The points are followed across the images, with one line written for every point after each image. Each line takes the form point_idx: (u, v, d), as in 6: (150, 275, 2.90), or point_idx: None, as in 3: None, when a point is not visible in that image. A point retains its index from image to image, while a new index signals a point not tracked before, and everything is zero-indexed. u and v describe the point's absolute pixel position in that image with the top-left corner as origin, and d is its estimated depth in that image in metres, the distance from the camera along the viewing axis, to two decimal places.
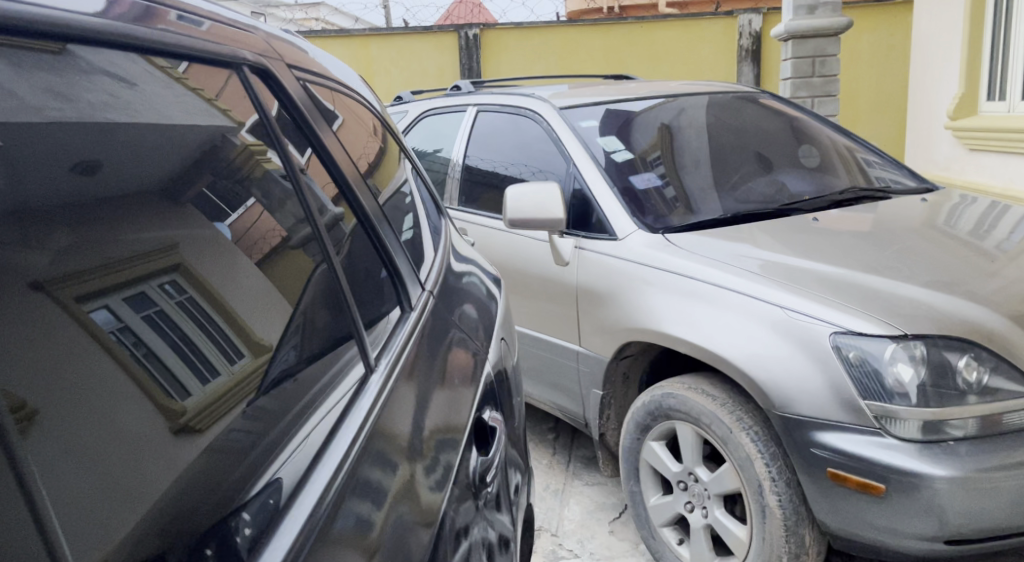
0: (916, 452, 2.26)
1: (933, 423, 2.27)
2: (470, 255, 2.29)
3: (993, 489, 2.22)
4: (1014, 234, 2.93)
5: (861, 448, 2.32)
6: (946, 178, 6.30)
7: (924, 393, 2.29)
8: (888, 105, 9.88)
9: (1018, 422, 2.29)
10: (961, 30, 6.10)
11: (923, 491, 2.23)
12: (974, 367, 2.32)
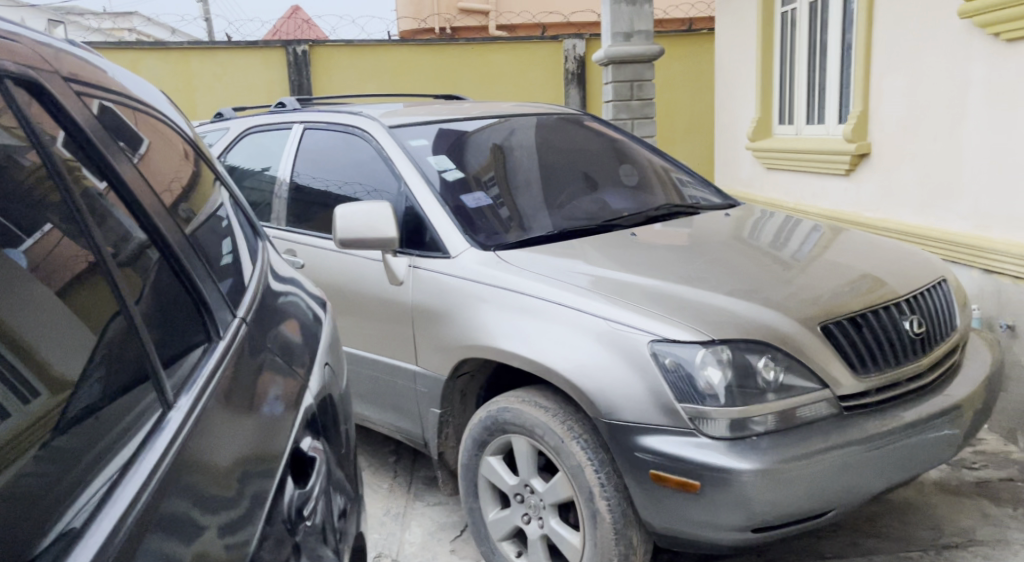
0: (727, 449, 2.43)
1: (739, 421, 2.45)
2: (292, 277, 2.23)
3: (792, 479, 2.41)
4: (806, 245, 3.21)
5: (679, 449, 2.46)
6: (749, 196, 6.78)
7: (731, 393, 2.47)
8: (699, 127, 10.55)
9: (809, 415, 2.50)
10: (754, 59, 6.63)
11: (732, 485, 2.39)
12: (772, 367, 2.52)
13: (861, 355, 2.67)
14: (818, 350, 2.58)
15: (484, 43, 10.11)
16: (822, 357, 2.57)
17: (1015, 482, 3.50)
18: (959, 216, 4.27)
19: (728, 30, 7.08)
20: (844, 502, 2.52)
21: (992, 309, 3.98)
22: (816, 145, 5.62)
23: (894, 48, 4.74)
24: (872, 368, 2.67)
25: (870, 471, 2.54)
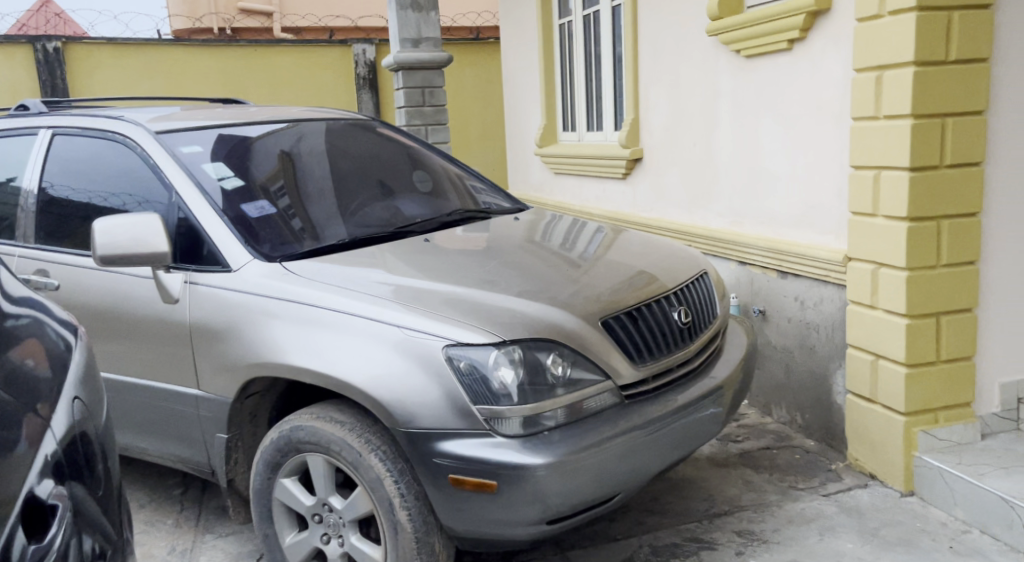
0: (521, 446, 2.50)
1: (531, 417, 2.53)
2: (38, 301, 2.03)
3: (581, 469, 2.54)
4: (592, 246, 3.37)
5: (476, 451, 2.50)
6: (539, 200, 7.04)
7: (523, 391, 2.55)
8: (488, 135, 10.78)
9: (594, 406, 2.63)
10: (537, 67, 6.90)
11: (527, 481, 2.47)
12: (560, 362, 2.62)
13: (636, 345, 2.85)
14: (597, 342, 2.71)
15: (267, 46, 9.74)
16: (603, 349, 2.71)
17: (772, 451, 3.88)
18: (718, 214, 4.67)
19: (513, 39, 7.30)
20: (627, 485, 2.70)
21: (747, 296, 4.38)
22: (597, 150, 5.93)
23: (658, 60, 5.09)
24: (647, 357, 2.85)
25: (650, 454, 2.73)
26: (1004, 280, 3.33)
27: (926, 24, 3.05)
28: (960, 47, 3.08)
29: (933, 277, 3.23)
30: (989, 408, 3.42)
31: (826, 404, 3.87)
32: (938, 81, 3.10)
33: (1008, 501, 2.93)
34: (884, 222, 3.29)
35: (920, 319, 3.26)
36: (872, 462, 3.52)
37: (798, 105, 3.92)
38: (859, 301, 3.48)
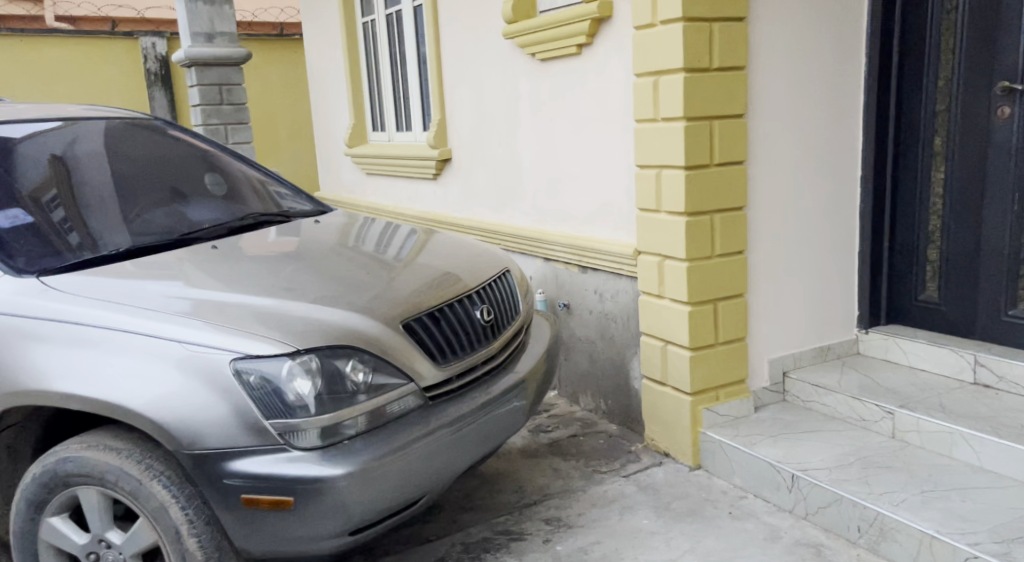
0: (320, 458, 2.47)
1: (330, 428, 2.50)
2: None
3: (383, 475, 2.54)
4: (405, 247, 3.35)
5: (271, 468, 2.44)
6: (351, 201, 6.95)
7: (322, 401, 2.52)
8: (295, 134, 10.48)
9: (397, 410, 2.64)
10: (342, 66, 6.79)
11: (327, 493, 2.45)
12: (360, 369, 2.61)
13: (439, 346, 2.87)
14: (397, 345, 2.70)
15: (37, 36, 8.91)
16: (403, 351, 2.71)
17: (579, 438, 4.04)
18: (522, 212, 4.81)
19: (317, 36, 7.14)
20: (433, 485, 2.73)
21: (552, 291, 4.54)
22: (405, 150, 5.92)
23: (459, 62, 5.17)
24: (450, 357, 2.89)
25: (454, 453, 2.77)
26: (769, 267, 3.67)
27: (692, 34, 3.29)
28: (722, 56, 3.35)
29: (709, 267, 3.49)
30: (760, 382, 3.75)
31: (625, 391, 4.09)
32: (705, 87, 3.35)
33: (775, 466, 3.23)
34: (666, 218, 3.52)
35: (700, 306, 3.51)
36: (665, 441, 3.77)
37: (588, 108, 4.11)
38: (648, 291, 3.71)
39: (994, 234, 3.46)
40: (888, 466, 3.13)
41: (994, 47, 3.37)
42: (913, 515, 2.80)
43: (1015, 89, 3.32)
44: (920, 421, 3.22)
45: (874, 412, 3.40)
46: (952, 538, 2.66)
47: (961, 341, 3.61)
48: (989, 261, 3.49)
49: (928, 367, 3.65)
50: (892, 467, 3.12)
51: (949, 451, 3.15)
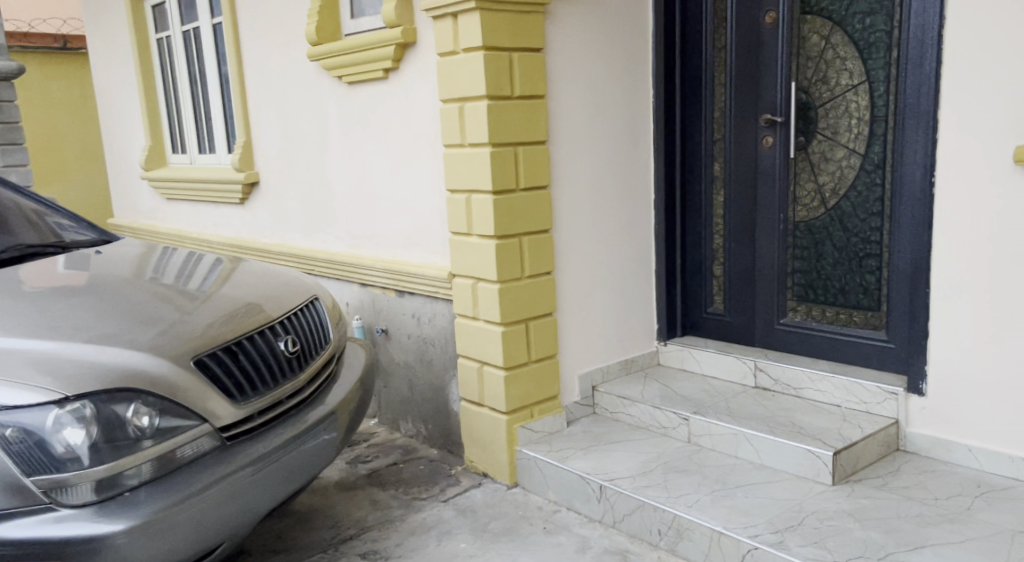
0: (93, 514, 2.34)
1: (106, 479, 2.37)
2: None
3: (172, 525, 2.43)
4: (208, 278, 3.20)
5: (37, 530, 2.29)
6: (151, 227, 6.55)
7: (97, 451, 2.37)
8: (85, 157, 9.74)
9: (189, 453, 2.53)
10: (135, 83, 6.41)
11: (103, 552, 2.32)
12: (144, 413, 2.47)
13: (238, 383, 2.75)
14: (188, 385, 2.57)
15: None
16: (195, 392, 2.58)
17: (398, 466, 4.01)
18: (335, 237, 4.72)
19: (105, 52, 6.71)
20: (235, 530, 2.62)
21: (370, 317, 4.49)
22: (208, 174, 5.66)
23: (263, 83, 5.03)
24: (250, 393, 2.78)
25: (257, 494, 2.68)
26: (574, 287, 3.81)
27: (493, 62, 3.38)
28: (522, 85, 3.47)
29: (519, 288, 3.58)
30: (571, 397, 3.89)
31: (445, 414, 4.10)
32: (508, 114, 3.44)
33: (584, 478, 3.35)
34: (478, 241, 3.58)
35: (512, 325, 3.59)
36: (483, 461, 3.81)
37: (397, 132, 4.12)
38: (463, 313, 3.75)
39: (766, 253, 3.83)
40: (684, 469, 3.32)
41: (760, 83, 3.73)
42: (704, 515, 2.98)
43: (777, 121, 3.70)
44: (711, 425, 3.46)
45: (671, 418, 3.61)
46: (737, 532, 2.85)
47: (743, 348, 3.95)
48: (763, 275, 3.87)
49: (717, 374, 3.94)
50: (687, 470, 3.31)
51: (735, 451, 3.39)
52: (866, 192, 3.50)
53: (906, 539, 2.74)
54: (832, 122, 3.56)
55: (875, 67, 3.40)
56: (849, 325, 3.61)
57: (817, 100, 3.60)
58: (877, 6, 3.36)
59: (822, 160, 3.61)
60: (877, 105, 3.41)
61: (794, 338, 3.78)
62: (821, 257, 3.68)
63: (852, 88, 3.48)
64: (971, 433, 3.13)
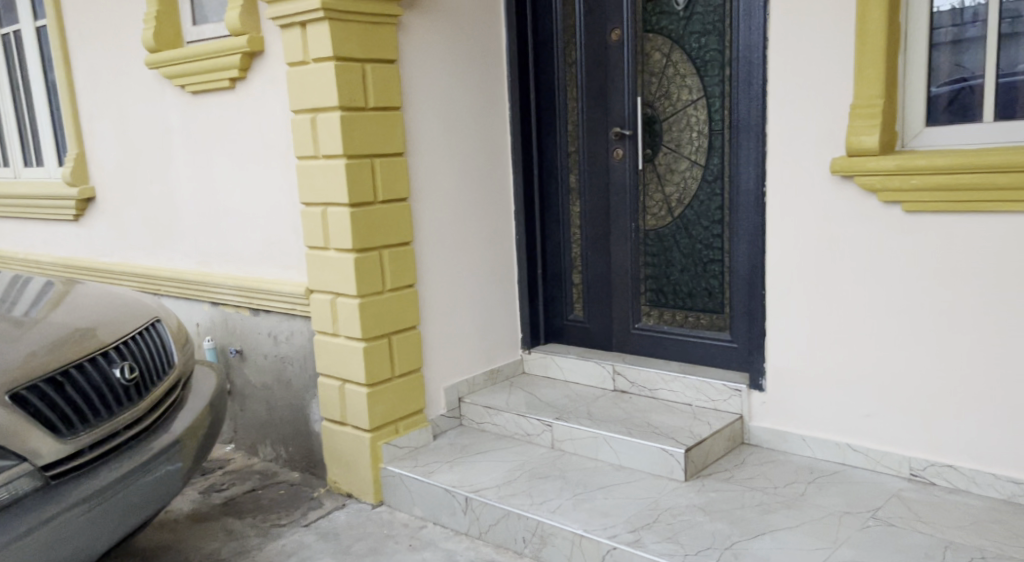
0: None
1: None
2: None
3: None
4: (37, 303, 2.98)
5: None
6: None
7: None
8: None
9: (7, 495, 2.35)
10: None
11: None
12: None
13: (64, 416, 2.58)
14: (5, 423, 2.39)
15: None
16: (14, 430, 2.40)
17: (257, 492, 3.87)
18: (181, 254, 4.52)
19: None
20: None
21: (222, 337, 4.32)
22: (36, 189, 5.29)
23: (97, 93, 4.76)
24: (79, 426, 2.61)
25: (83, 534, 2.54)
26: (436, 300, 3.80)
27: (344, 74, 3.34)
28: (376, 96, 3.43)
29: (380, 302, 3.53)
30: (437, 410, 3.87)
31: (306, 434, 3.99)
32: (362, 126, 3.40)
33: (450, 491, 3.34)
34: (335, 254, 3.51)
35: (374, 340, 3.54)
36: (347, 482, 3.74)
37: (247, 146, 3.99)
38: (322, 330, 3.67)
39: (621, 262, 3.96)
40: (547, 475, 3.37)
41: (608, 98, 3.87)
42: (566, 519, 3.02)
43: (625, 134, 3.84)
44: (573, 430, 3.53)
45: (535, 426, 3.66)
46: (597, 534, 2.91)
47: (602, 354, 4.07)
48: (619, 283, 3.99)
49: (578, 380, 4.03)
50: (550, 476, 3.36)
51: (597, 454, 3.47)
52: (707, 202, 3.67)
53: (751, 527, 2.87)
54: (675, 135, 3.72)
55: (711, 83, 3.58)
56: (698, 327, 3.78)
57: (661, 114, 3.75)
58: (710, 26, 3.54)
59: (668, 171, 3.77)
60: (714, 120, 3.60)
61: (648, 342, 3.92)
62: (670, 264, 3.83)
63: (692, 103, 3.65)
64: (806, 424, 3.34)
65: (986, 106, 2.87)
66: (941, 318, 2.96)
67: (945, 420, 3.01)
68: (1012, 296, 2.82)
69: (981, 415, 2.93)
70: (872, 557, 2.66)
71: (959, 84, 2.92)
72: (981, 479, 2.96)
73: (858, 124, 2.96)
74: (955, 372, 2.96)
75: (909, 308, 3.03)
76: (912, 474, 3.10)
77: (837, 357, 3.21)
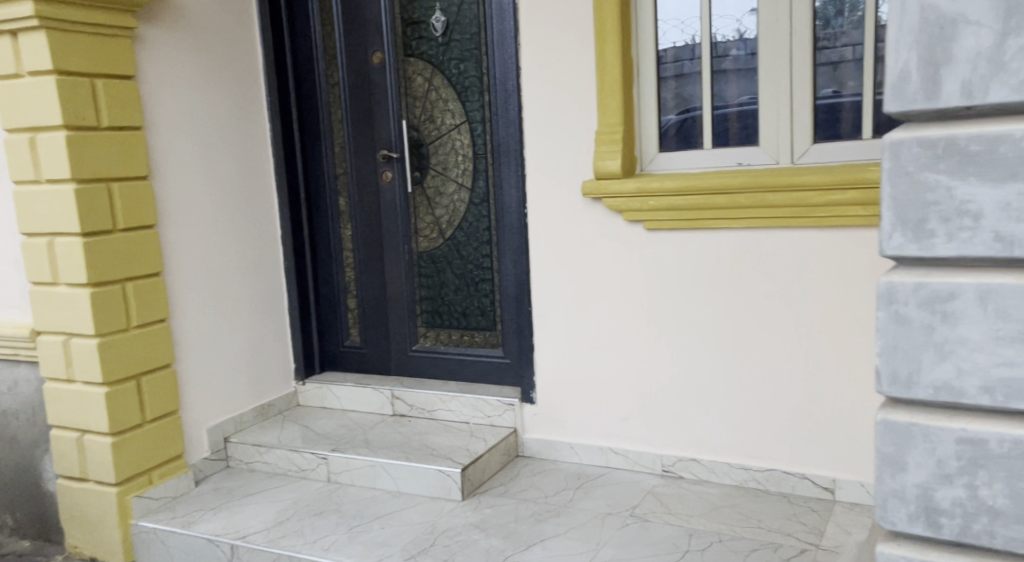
0: None
1: None
2: None
3: None
4: None
5: None
6: None
7: None
8: None
9: None
10: None
11: None
12: None
13: None
14: None
15: None
16: None
17: None
18: None
19: None
20: None
21: None
22: None
23: None
24: None
25: None
26: (196, 334, 3.58)
27: (69, 89, 3.01)
28: (111, 114, 3.16)
29: (124, 340, 3.23)
30: (199, 454, 3.63)
31: (37, 496, 3.57)
32: (89, 147, 3.09)
33: (213, 541, 3.12)
34: (66, 290, 3.18)
35: (120, 384, 3.24)
36: (89, 544, 3.38)
37: None
38: (56, 377, 3.31)
39: (394, 285, 3.95)
40: (321, 511, 3.26)
41: (373, 121, 3.87)
42: (340, 554, 2.93)
43: (393, 157, 3.84)
44: (348, 460, 3.45)
45: (309, 460, 3.55)
46: None
47: (380, 378, 4.03)
48: (394, 306, 3.98)
49: (355, 407, 3.97)
50: (324, 512, 3.26)
51: (373, 483, 3.42)
52: (475, 223, 3.75)
53: (523, 539, 2.94)
54: (442, 158, 3.77)
55: (472, 108, 3.67)
56: (471, 345, 3.85)
57: (426, 137, 3.79)
58: (468, 53, 3.63)
59: (436, 194, 3.82)
60: (477, 144, 3.68)
61: (424, 363, 3.94)
62: (443, 285, 3.87)
63: (455, 127, 3.72)
64: (571, 432, 3.50)
65: (704, 135, 3.17)
66: (681, 324, 3.22)
67: (692, 419, 3.26)
68: (735, 300, 3.11)
69: (721, 411, 3.20)
70: (630, 553, 2.80)
71: (684, 114, 3.21)
72: (718, 469, 3.23)
73: (603, 149, 3.17)
74: (698, 373, 3.22)
75: (655, 316, 3.26)
76: (664, 470, 3.34)
77: (598, 367, 3.40)
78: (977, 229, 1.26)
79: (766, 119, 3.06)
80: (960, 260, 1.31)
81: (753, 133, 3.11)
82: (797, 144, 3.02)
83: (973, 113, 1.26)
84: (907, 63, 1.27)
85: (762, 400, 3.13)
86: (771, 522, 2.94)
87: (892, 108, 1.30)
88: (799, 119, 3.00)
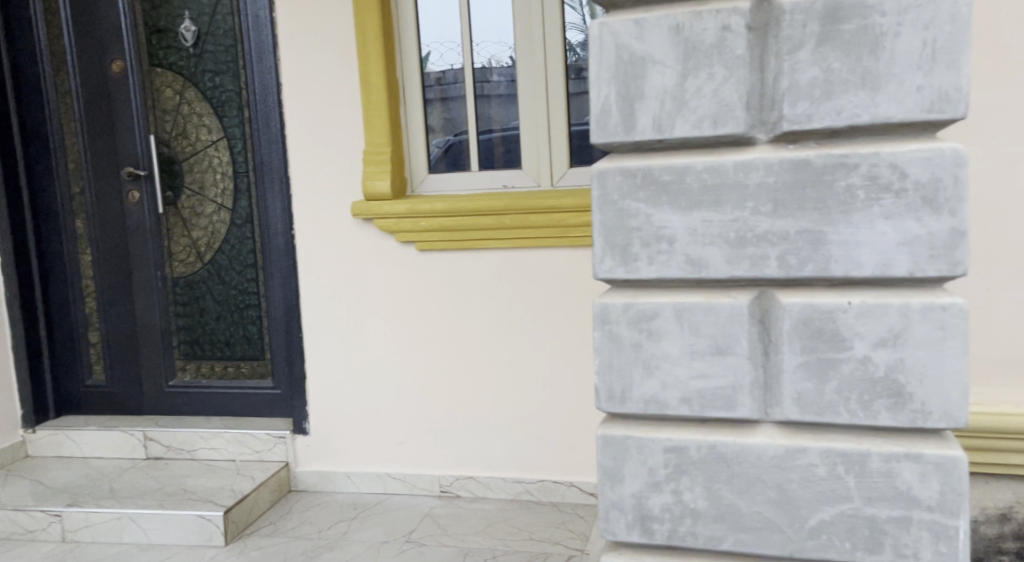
0: None
1: None
2: None
3: None
4: None
5: None
6: None
7: None
8: None
9: None
10: None
11: None
12: None
13: None
14: None
15: None
16: None
17: None
18: None
19: None
20: None
21: None
22: None
23: None
24: None
25: None
26: None
27: None
28: None
29: None
30: None
31: None
32: None
33: None
34: None
35: None
36: None
37: None
38: None
39: (145, 314, 3.67)
40: None
41: (115, 136, 3.58)
42: None
43: (139, 174, 3.57)
44: (88, 515, 3.15)
45: (39, 519, 3.18)
46: None
47: (131, 420, 3.72)
48: (145, 337, 3.69)
49: (99, 454, 3.65)
50: None
51: (120, 537, 3.14)
52: (238, 245, 3.59)
53: None
54: (197, 177, 3.59)
55: (231, 123, 3.51)
56: (235, 377, 3.67)
57: (179, 154, 3.59)
58: (223, 66, 3.46)
59: (192, 215, 3.62)
60: (236, 162, 3.53)
61: (181, 400, 3.69)
62: (204, 312, 3.66)
63: (212, 144, 3.55)
64: (346, 460, 3.43)
65: (470, 157, 3.26)
66: (452, 343, 3.26)
67: (467, 436, 3.30)
68: (503, 318, 3.21)
69: (493, 427, 3.27)
70: None
71: (450, 138, 3.28)
72: (494, 484, 3.30)
73: (370, 169, 3.15)
74: (471, 391, 3.27)
75: (427, 337, 3.28)
76: (442, 490, 3.35)
77: (370, 391, 3.36)
78: (673, 251, 1.32)
79: (527, 142, 3.19)
80: (664, 283, 1.36)
81: (515, 156, 3.23)
82: (556, 167, 3.17)
83: (665, 146, 1.32)
84: (607, 98, 1.31)
85: (533, 414, 3.23)
86: (542, 533, 3.04)
87: (598, 138, 1.33)
88: (557, 143, 3.15)
